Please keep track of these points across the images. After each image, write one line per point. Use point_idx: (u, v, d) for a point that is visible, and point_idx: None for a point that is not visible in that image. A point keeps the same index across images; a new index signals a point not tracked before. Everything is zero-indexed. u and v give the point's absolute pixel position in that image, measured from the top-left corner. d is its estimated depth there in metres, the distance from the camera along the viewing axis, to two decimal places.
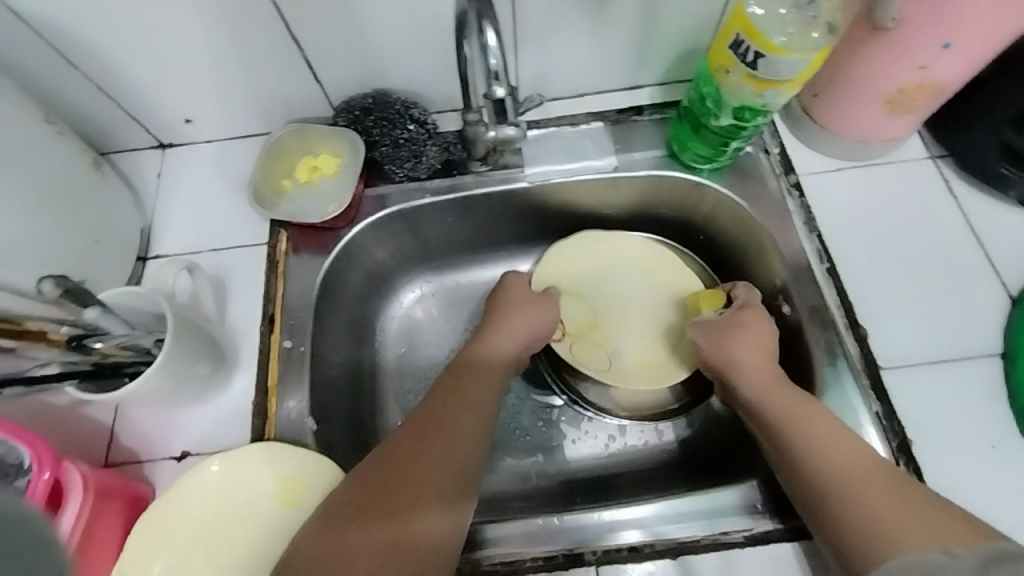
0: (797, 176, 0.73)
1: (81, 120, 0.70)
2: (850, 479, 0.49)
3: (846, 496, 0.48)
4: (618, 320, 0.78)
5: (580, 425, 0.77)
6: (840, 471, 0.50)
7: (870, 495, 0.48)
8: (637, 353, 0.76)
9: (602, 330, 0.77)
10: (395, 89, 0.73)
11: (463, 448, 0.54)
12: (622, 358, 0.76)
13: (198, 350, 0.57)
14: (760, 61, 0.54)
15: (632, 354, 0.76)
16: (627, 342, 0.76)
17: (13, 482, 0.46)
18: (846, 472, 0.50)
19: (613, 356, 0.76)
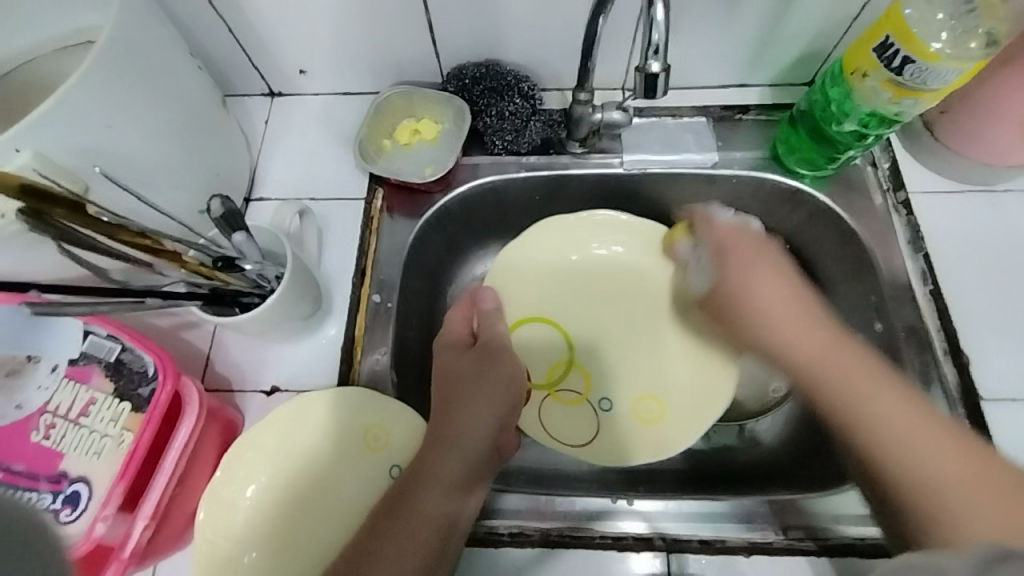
0: (906, 194, 0.70)
1: (206, 58, 0.72)
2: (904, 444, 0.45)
3: (901, 459, 0.44)
4: (613, 360, 0.70)
5: None
6: (901, 440, 0.45)
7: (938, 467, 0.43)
8: (636, 400, 0.68)
9: (586, 375, 0.69)
10: (505, 61, 0.73)
11: (462, 451, 0.55)
12: (613, 411, 0.68)
13: (304, 289, 0.60)
14: (908, 67, 0.54)
15: (629, 410, 0.67)
16: (618, 390, 0.68)
17: (141, 385, 0.52)
18: (908, 436, 0.45)
19: (599, 411, 0.68)
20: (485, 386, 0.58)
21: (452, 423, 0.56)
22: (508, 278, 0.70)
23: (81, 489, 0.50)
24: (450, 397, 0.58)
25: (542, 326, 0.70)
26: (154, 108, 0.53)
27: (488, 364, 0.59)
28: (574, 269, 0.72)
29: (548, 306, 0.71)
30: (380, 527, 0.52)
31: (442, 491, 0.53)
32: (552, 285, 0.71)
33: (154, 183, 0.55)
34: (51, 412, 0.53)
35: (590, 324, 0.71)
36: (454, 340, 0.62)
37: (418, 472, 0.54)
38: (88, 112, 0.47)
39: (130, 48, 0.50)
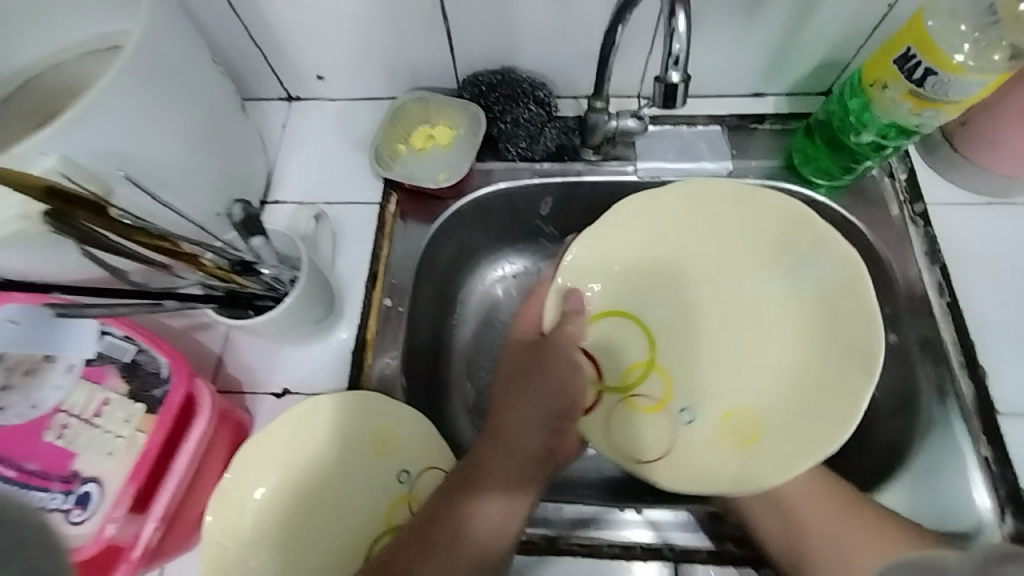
0: (924, 205, 0.69)
1: (226, 62, 0.73)
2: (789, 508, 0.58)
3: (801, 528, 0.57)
4: (696, 364, 0.59)
5: None
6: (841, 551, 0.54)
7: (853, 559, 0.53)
8: (726, 416, 0.57)
9: (667, 380, 0.59)
10: (522, 68, 0.73)
11: (520, 451, 0.53)
12: (697, 425, 0.57)
13: (318, 292, 0.61)
14: (929, 78, 0.54)
15: (715, 429, 0.56)
16: (705, 403, 0.58)
17: (155, 387, 0.53)
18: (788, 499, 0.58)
19: (682, 422, 0.57)
20: (536, 389, 0.54)
21: (510, 422, 0.54)
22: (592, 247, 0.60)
23: (92, 490, 0.50)
24: (510, 396, 0.55)
25: (618, 322, 0.60)
26: (176, 111, 0.53)
27: (554, 366, 0.54)
28: (662, 253, 0.61)
29: (624, 292, 0.61)
30: (438, 521, 0.50)
31: (500, 493, 0.52)
32: (638, 271, 0.61)
33: (175, 187, 0.55)
34: (66, 412, 0.53)
35: (676, 319, 0.60)
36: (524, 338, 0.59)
37: (478, 471, 0.53)
38: (114, 115, 0.48)
39: (156, 53, 0.51)
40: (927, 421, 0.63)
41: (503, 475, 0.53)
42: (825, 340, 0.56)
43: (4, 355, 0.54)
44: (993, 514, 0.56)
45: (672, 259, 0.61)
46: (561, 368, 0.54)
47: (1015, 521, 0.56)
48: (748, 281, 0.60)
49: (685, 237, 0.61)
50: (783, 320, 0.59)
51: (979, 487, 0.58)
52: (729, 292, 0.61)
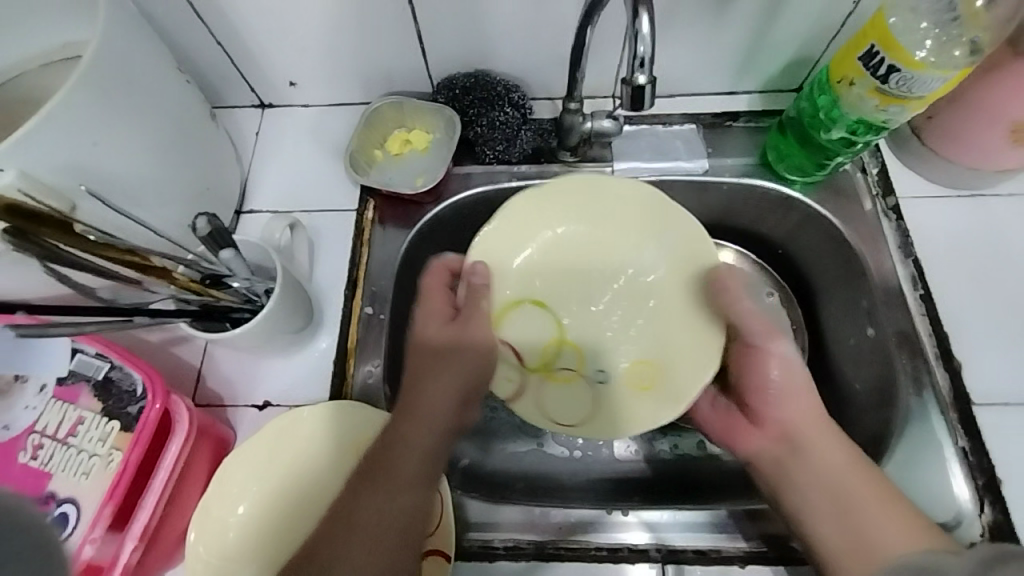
0: (896, 199, 0.70)
1: (197, 71, 0.72)
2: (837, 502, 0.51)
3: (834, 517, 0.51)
4: (603, 330, 0.60)
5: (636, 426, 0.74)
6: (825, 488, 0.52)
7: (847, 505, 0.51)
8: (634, 367, 0.58)
9: (578, 350, 0.60)
10: (496, 70, 0.73)
11: (426, 436, 0.50)
12: (611, 383, 0.59)
13: (296, 303, 0.60)
14: (893, 75, 0.54)
15: (627, 375, 0.58)
16: (613, 359, 0.59)
17: (130, 404, 0.52)
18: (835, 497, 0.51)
19: (599, 382, 0.59)
20: (442, 372, 0.52)
21: (420, 401, 0.51)
22: (493, 240, 0.60)
23: (69, 510, 0.50)
24: (411, 382, 0.53)
25: (531, 312, 0.60)
26: (143, 123, 0.53)
27: (455, 340, 0.53)
28: (573, 248, 0.62)
29: (538, 285, 0.61)
30: (355, 505, 0.47)
31: (405, 475, 0.48)
32: (547, 257, 0.61)
33: (142, 201, 0.55)
34: (38, 433, 0.52)
35: (581, 302, 0.61)
36: (433, 317, 0.55)
37: (394, 451, 0.49)
38: (78, 127, 0.47)
39: (119, 66, 0.50)
40: (906, 414, 0.63)
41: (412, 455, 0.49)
42: (694, 288, 0.59)
43: None
44: (970, 503, 0.58)
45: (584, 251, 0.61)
46: (459, 331, 0.54)
47: (992, 511, 0.58)
48: (615, 257, 0.61)
49: (579, 208, 0.62)
50: (675, 291, 0.59)
51: (959, 481, 0.59)
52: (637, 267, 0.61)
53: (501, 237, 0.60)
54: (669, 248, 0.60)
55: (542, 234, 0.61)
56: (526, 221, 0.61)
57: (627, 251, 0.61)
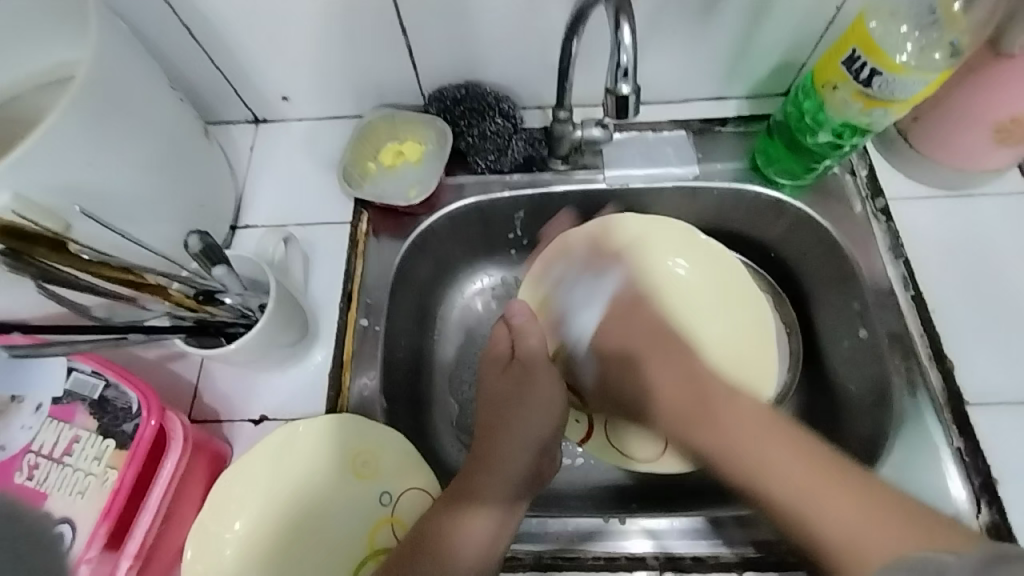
0: (885, 200, 0.71)
1: (191, 88, 0.73)
2: (796, 493, 0.44)
3: (801, 513, 0.44)
4: None
5: None
6: (783, 473, 0.46)
7: (809, 500, 0.44)
8: None
9: None
10: (486, 81, 0.74)
11: (507, 475, 0.55)
12: None
13: (291, 316, 0.61)
14: (875, 79, 0.55)
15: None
16: None
17: (125, 422, 0.52)
18: (796, 489, 0.45)
19: None
20: (526, 415, 0.57)
21: (502, 441, 0.56)
22: (551, 291, 0.68)
23: (65, 530, 0.50)
24: (493, 424, 0.57)
25: None
26: (135, 142, 0.53)
27: (525, 384, 0.59)
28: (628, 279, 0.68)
29: None
30: (431, 536, 0.52)
31: (487, 508, 0.53)
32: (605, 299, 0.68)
33: (136, 219, 0.55)
34: (34, 452, 0.52)
35: None
36: (494, 362, 0.62)
37: (472, 485, 0.54)
38: (71, 149, 0.48)
39: (111, 85, 0.51)
40: (901, 414, 0.63)
41: (492, 487, 0.54)
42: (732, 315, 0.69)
43: None
44: (966, 501, 0.58)
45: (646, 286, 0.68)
46: (521, 377, 0.59)
47: (990, 510, 0.57)
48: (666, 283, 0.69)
49: (620, 250, 0.69)
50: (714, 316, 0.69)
51: (954, 479, 0.59)
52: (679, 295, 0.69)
53: (545, 275, 0.69)
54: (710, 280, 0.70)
55: (586, 277, 0.69)
56: (565, 253, 0.69)
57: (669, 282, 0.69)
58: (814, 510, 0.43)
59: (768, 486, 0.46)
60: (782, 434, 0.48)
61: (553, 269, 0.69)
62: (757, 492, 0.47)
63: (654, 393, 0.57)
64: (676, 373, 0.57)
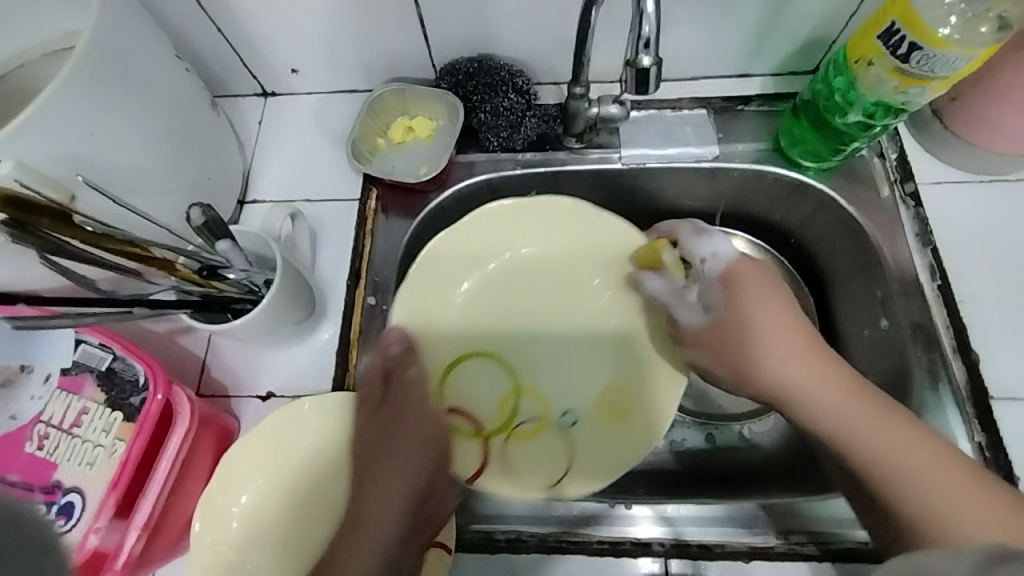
0: (914, 185, 0.68)
1: (198, 58, 0.72)
2: (898, 469, 0.46)
3: (908, 481, 0.45)
4: (562, 378, 0.62)
5: None
6: (892, 451, 0.46)
7: (915, 474, 0.45)
8: (599, 395, 0.61)
9: (536, 395, 0.61)
10: (500, 56, 0.71)
11: (386, 521, 0.50)
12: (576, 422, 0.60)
13: (298, 294, 0.60)
14: (914, 54, 0.52)
15: (591, 405, 0.61)
16: (575, 399, 0.61)
17: (133, 395, 0.53)
18: (936, 487, 0.44)
19: (565, 427, 0.60)
20: (399, 462, 0.53)
21: (382, 475, 0.53)
22: (436, 301, 0.62)
23: (74, 500, 0.50)
24: (367, 476, 0.53)
25: (478, 364, 0.62)
26: (138, 111, 0.52)
27: (397, 428, 0.55)
28: (509, 276, 0.64)
29: (479, 335, 0.62)
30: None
31: (372, 540, 0.49)
32: (506, 308, 0.63)
33: (140, 190, 0.54)
34: (44, 422, 0.53)
35: (541, 345, 0.63)
36: (363, 396, 0.56)
37: (358, 528, 0.50)
38: (74, 119, 0.47)
39: (113, 53, 0.49)
40: (921, 406, 0.60)
41: (371, 533, 0.50)
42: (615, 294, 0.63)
43: None
44: None
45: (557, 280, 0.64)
46: (388, 419, 0.55)
47: None
48: (551, 262, 0.64)
49: (497, 245, 0.64)
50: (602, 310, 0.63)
51: None
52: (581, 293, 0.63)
53: (433, 277, 0.62)
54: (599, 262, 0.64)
55: (474, 281, 0.64)
56: (468, 247, 0.63)
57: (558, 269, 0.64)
58: (896, 471, 0.46)
59: (902, 479, 0.45)
60: (891, 422, 0.47)
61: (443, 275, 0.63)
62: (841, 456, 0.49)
63: (778, 378, 0.52)
64: (791, 345, 0.53)
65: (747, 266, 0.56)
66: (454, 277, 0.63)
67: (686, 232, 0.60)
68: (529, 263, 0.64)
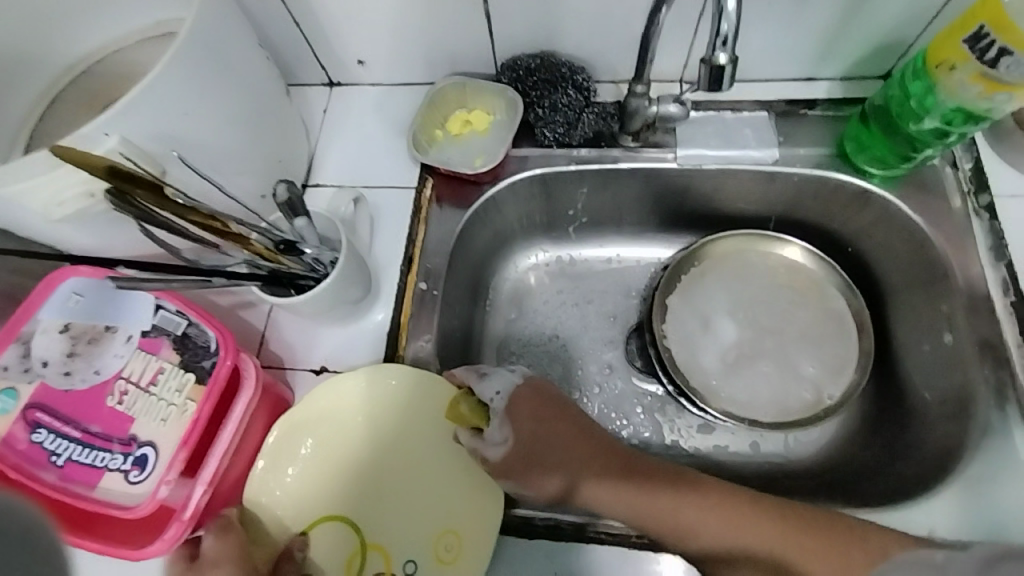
0: (989, 197, 0.65)
1: (272, 49, 0.75)
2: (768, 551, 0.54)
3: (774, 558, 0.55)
4: (403, 528, 0.58)
5: (672, 418, 0.74)
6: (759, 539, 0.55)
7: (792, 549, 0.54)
8: (434, 538, 0.57)
9: (381, 549, 0.57)
10: (561, 52, 0.72)
11: None
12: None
13: (357, 275, 0.62)
14: (1003, 59, 0.50)
15: (428, 552, 0.56)
16: (411, 546, 0.57)
17: (205, 359, 0.56)
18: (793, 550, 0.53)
19: None
20: None
21: None
22: (281, 459, 0.59)
23: (148, 453, 0.54)
24: None
25: (333, 526, 0.57)
26: (223, 94, 0.55)
27: None
28: (349, 432, 0.60)
29: (331, 496, 0.59)
30: None
31: None
32: (340, 470, 0.59)
33: (221, 168, 0.57)
34: (124, 379, 0.57)
35: (388, 502, 0.59)
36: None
37: None
38: (171, 100, 0.50)
39: (206, 39, 0.52)
40: (985, 426, 0.58)
41: None
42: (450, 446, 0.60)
43: (67, 325, 0.57)
44: None
45: (385, 435, 0.60)
46: None
47: None
48: (393, 416, 0.61)
49: (337, 406, 0.60)
50: (438, 459, 0.60)
51: None
52: (424, 446, 0.60)
53: (289, 448, 0.59)
54: (435, 416, 0.61)
55: (319, 443, 0.60)
56: (312, 409, 0.60)
57: (405, 418, 0.61)
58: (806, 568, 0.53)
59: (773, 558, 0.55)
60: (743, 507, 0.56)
61: (289, 436, 0.59)
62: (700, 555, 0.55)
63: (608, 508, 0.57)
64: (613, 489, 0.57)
65: (536, 397, 0.61)
66: (297, 447, 0.59)
67: (473, 379, 0.61)
68: (371, 419, 0.60)
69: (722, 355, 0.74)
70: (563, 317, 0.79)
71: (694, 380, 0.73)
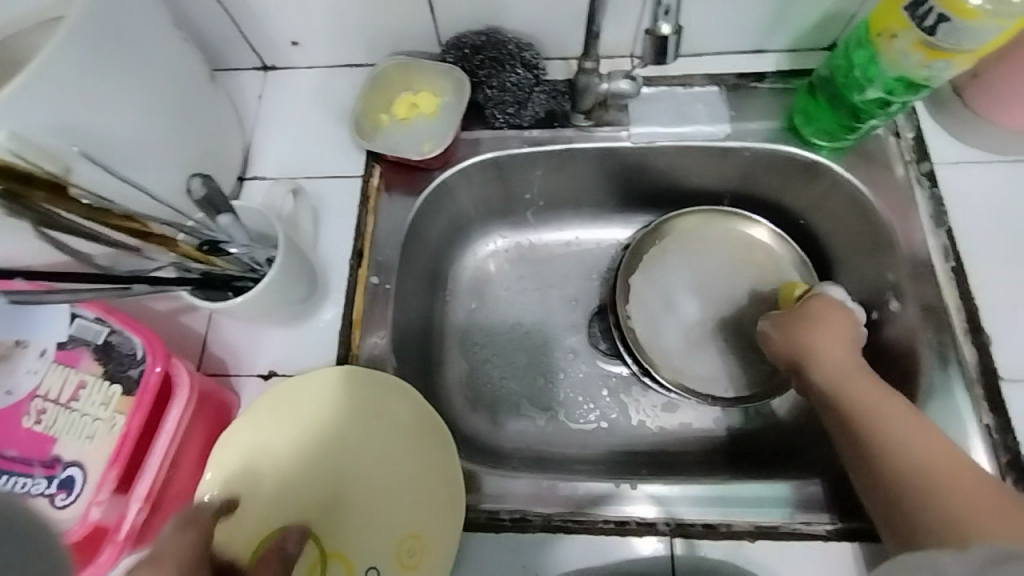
0: (931, 165, 0.66)
1: (196, 31, 0.69)
2: (925, 465, 0.48)
3: (901, 453, 0.50)
4: (365, 533, 0.55)
5: (636, 399, 0.74)
6: (910, 441, 0.50)
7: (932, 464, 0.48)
8: (395, 543, 0.55)
9: (341, 557, 0.54)
10: (508, 28, 0.69)
11: None
12: None
13: (301, 272, 0.59)
14: (941, 26, 0.51)
15: (390, 557, 0.54)
16: (373, 552, 0.55)
17: (131, 368, 0.52)
18: (923, 458, 0.49)
19: None
20: None
21: None
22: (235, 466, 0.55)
23: (75, 474, 0.50)
24: None
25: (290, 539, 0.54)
26: (134, 81, 0.50)
27: None
28: (304, 437, 0.57)
29: (287, 508, 0.55)
30: None
31: None
32: (298, 477, 0.56)
33: (138, 164, 0.52)
34: (42, 397, 0.52)
35: (348, 508, 0.56)
36: None
37: None
38: (69, 88, 0.45)
39: (106, 20, 0.47)
40: (929, 387, 0.60)
41: None
42: (411, 445, 0.58)
43: None
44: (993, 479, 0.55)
45: (343, 437, 0.58)
46: None
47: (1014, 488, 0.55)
48: (351, 417, 0.58)
49: (294, 410, 0.57)
50: (398, 461, 0.57)
51: (980, 455, 0.57)
52: (383, 447, 0.58)
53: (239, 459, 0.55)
54: (394, 415, 0.58)
55: (271, 452, 0.56)
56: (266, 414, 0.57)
57: (364, 419, 0.58)
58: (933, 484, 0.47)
59: (892, 462, 0.49)
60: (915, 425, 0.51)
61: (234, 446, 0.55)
62: (867, 441, 0.52)
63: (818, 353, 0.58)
64: (841, 347, 0.59)
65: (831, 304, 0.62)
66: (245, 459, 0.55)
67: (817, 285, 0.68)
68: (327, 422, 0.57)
69: (683, 332, 0.74)
70: (525, 304, 0.78)
71: (657, 359, 0.73)
